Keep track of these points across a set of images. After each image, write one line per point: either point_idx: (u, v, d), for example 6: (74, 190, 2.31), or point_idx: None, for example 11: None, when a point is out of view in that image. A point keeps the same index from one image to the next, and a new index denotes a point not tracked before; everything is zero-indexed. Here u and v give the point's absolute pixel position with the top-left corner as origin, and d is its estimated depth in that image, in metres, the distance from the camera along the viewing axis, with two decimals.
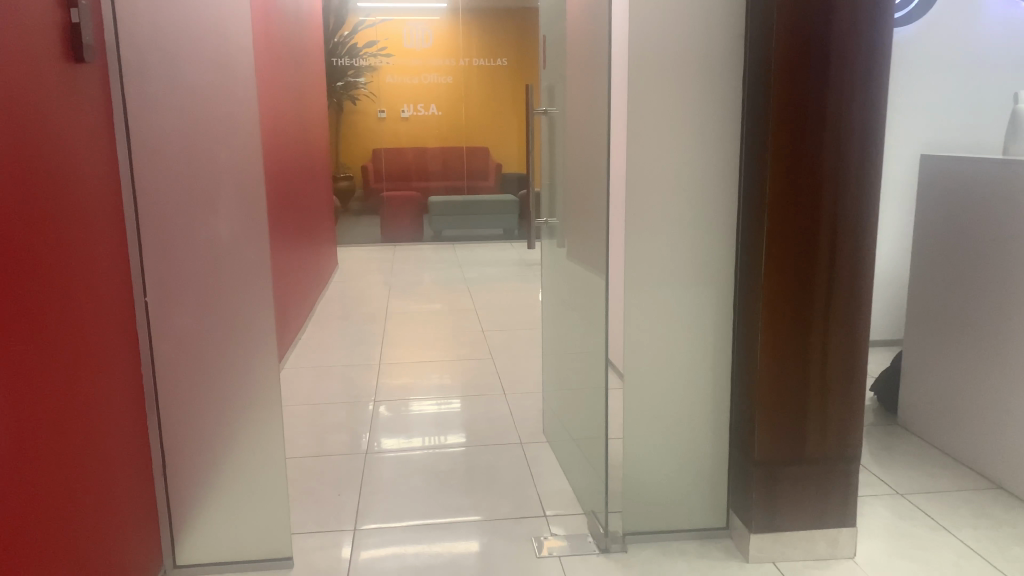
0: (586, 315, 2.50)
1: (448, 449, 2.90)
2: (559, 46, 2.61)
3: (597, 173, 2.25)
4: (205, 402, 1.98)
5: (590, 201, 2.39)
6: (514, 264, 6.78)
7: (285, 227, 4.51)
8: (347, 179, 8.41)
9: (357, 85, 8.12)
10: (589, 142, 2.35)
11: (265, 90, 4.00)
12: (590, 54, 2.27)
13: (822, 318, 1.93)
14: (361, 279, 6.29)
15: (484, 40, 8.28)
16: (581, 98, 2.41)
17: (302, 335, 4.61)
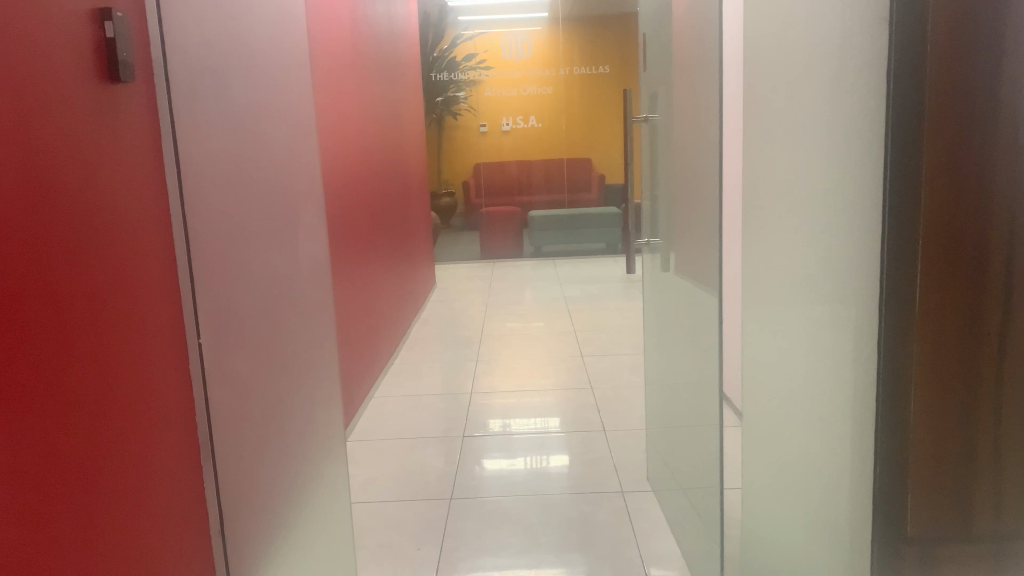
0: (696, 351, 2.17)
1: (552, 473, 2.81)
2: (662, 46, 2.31)
3: (708, 190, 1.93)
4: (274, 433, 1.94)
5: (699, 221, 2.07)
6: (619, 280, 6.44)
7: (378, 250, 4.33)
8: (449, 195, 8.26)
9: (458, 99, 8.00)
10: (697, 153, 2.03)
11: (351, 109, 3.83)
12: (698, 52, 1.96)
13: (992, 367, 1.56)
14: (460, 299, 6.14)
15: (586, 48, 8.01)
16: (687, 103, 2.10)
17: (396, 360, 4.47)
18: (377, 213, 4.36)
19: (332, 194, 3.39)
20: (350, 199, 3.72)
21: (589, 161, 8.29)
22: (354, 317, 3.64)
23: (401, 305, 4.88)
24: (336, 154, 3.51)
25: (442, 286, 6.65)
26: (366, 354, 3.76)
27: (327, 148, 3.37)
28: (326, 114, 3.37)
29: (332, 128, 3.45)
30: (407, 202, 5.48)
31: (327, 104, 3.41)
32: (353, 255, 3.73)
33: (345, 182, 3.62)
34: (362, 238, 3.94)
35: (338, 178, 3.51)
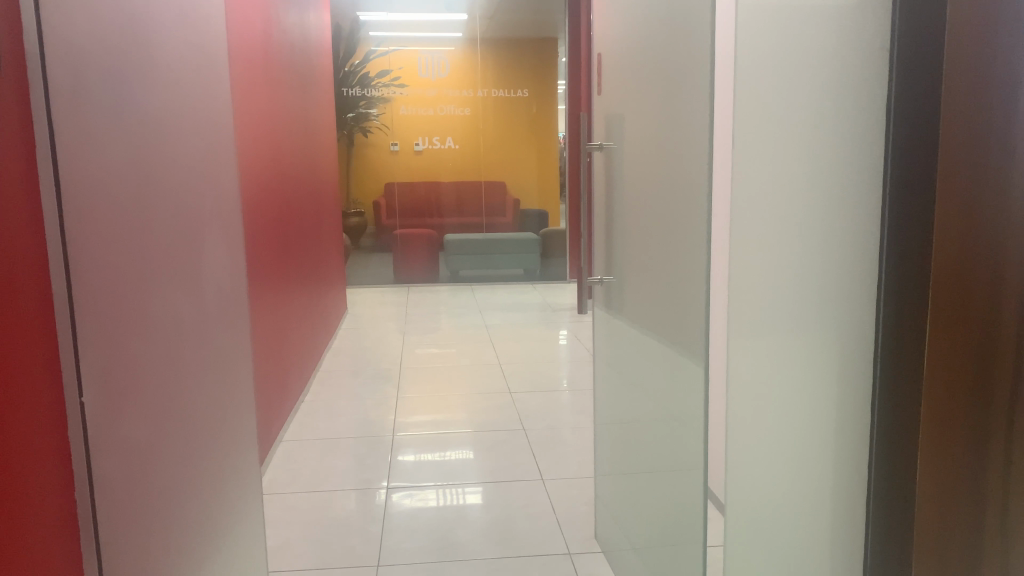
0: (665, 400, 1.98)
1: (466, 504, 2.75)
2: (624, 66, 2.13)
3: (689, 225, 1.75)
4: (170, 510, 1.59)
5: (672, 258, 1.88)
6: (541, 308, 6.27)
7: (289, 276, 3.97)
8: (358, 215, 7.92)
9: (370, 117, 7.71)
10: (673, 185, 1.85)
11: (263, 125, 3.50)
12: (677, 73, 1.78)
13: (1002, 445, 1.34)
14: (375, 327, 5.82)
15: (505, 70, 7.87)
16: (661, 129, 1.91)
17: (308, 396, 4.13)
18: (288, 236, 4.02)
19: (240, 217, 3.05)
20: (260, 222, 3.37)
21: (505, 185, 8.09)
22: (264, 354, 3.27)
23: (313, 334, 4.54)
24: (246, 174, 3.17)
25: (354, 312, 6.32)
26: (276, 394, 3.41)
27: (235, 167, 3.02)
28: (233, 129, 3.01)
29: (241, 145, 3.10)
30: (320, 223, 5.14)
31: (237, 118, 3.07)
32: (264, 285, 3.38)
33: (255, 204, 3.28)
34: (272, 266, 3.58)
35: (249, 200, 3.18)
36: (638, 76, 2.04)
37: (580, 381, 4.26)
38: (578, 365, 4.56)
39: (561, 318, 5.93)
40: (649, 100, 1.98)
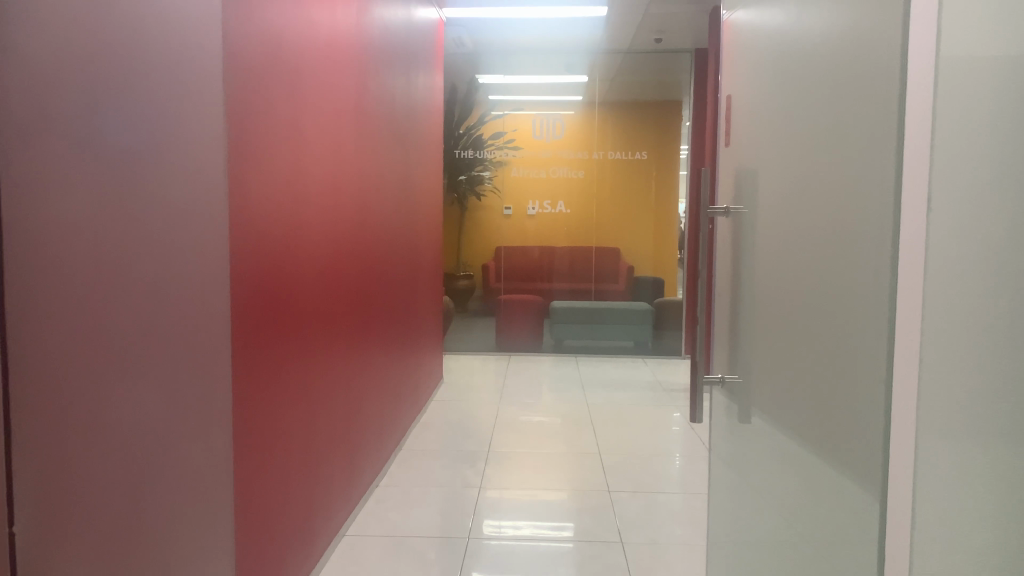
0: (837, 555, 1.46)
1: None
2: (776, 112, 1.71)
3: (879, 324, 1.27)
4: None
5: (847, 364, 1.39)
6: (651, 387, 5.72)
7: (372, 345, 3.67)
8: (466, 277, 7.75)
9: (482, 179, 7.53)
10: (851, 266, 1.37)
11: (348, 181, 3.24)
12: (862, 115, 1.33)
13: None
14: (469, 397, 5.44)
15: (625, 132, 7.53)
16: (830, 187, 1.47)
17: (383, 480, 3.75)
18: (374, 301, 3.73)
19: (316, 285, 2.75)
20: (338, 290, 3.05)
21: (619, 250, 7.67)
22: (331, 437, 2.92)
23: (398, 407, 4.20)
24: (325, 237, 2.88)
25: (452, 378, 5.99)
26: (342, 477, 3.07)
27: (314, 229, 2.74)
28: (314, 186, 2.74)
29: (320, 203, 2.82)
30: (415, 285, 4.86)
31: (319, 174, 2.80)
32: (340, 359, 3.06)
33: (334, 270, 3.00)
34: (352, 337, 3.26)
35: (326, 266, 2.90)
36: (794, 121, 1.62)
37: (691, 482, 3.69)
38: (688, 462, 3.99)
39: (671, 401, 5.37)
40: (812, 153, 1.53)
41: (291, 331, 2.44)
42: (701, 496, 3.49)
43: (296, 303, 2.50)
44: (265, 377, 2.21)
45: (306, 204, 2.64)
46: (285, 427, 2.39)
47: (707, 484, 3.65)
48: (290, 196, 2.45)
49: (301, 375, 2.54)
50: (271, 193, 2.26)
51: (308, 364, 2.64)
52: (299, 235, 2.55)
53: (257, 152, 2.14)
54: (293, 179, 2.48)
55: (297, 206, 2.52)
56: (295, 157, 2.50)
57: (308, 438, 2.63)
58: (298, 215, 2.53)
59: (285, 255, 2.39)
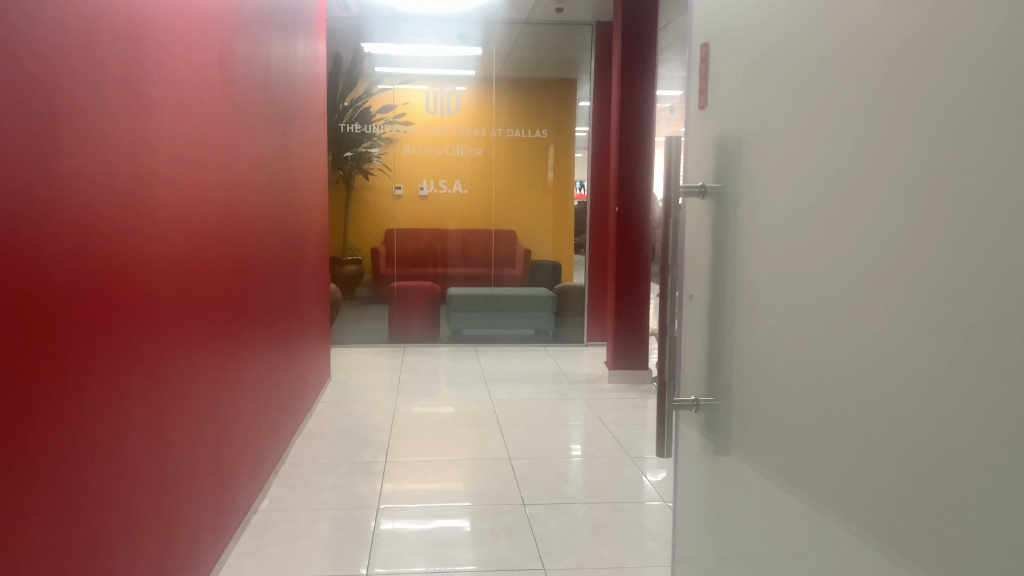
0: None
1: None
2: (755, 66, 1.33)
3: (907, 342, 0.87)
4: None
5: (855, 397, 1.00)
6: (556, 380, 5.40)
7: (242, 352, 3.15)
8: (354, 263, 7.15)
9: (370, 155, 6.98)
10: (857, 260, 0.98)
11: (208, 157, 2.70)
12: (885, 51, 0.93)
13: None
14: (361, 396, 4.95)
15: (523, 108, 7.15)
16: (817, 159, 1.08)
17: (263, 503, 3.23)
18: (243, 300, 3.20)
19: (157, 286, 2.23)
20: (191, 291, 2.53)
21: (515, 233, 7.30)
22: (181, 470, 2.42)
23: (277, 419, 3.68)
24: (173, 225, 2.35)
25: (341, 377, 5.44)
26: (197, 505, 2.54)
27: (156, 215, 2.21)
28: (157, 160, 2.19)
29: (167, 184, 2.29)
30: (296, 279, 4.30)
31: (166, 146, 2.27)
32: (192, 374, 2.54)
33: (186, 267, 2.48)
34: (210, 346, 2.74)
35: (175, 261, 2.37)
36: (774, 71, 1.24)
37: (608, 489, 3.36)
38: (603, 466, 3.67)
39: (578, 395, 5.05)
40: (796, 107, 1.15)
41: (115, 347, 1.93)
42: (622, 508, 3.16)
43: (126, 310, 1.99)
44: (75, 413, 1.70)
45: (145, 183, 2.11)
46: (105, 472, 1.88)
47: (626, 491, 3.34)
48: (118, 175, 1.92)
49: (130, 402, 2.03)
50: (85, 170, 1.73)
51: (143, 386, 2.13)
52: (132, 224, 2.02)
53: (59, 114, 1.61)
54: (124, 154, 1.95)
55: (129, 186, 1.99)
56: (127, 125, 1.97)
57: (143, 478, 2.12)
58: (131, 200, 2.01)
59: (109, 251, 1.87)
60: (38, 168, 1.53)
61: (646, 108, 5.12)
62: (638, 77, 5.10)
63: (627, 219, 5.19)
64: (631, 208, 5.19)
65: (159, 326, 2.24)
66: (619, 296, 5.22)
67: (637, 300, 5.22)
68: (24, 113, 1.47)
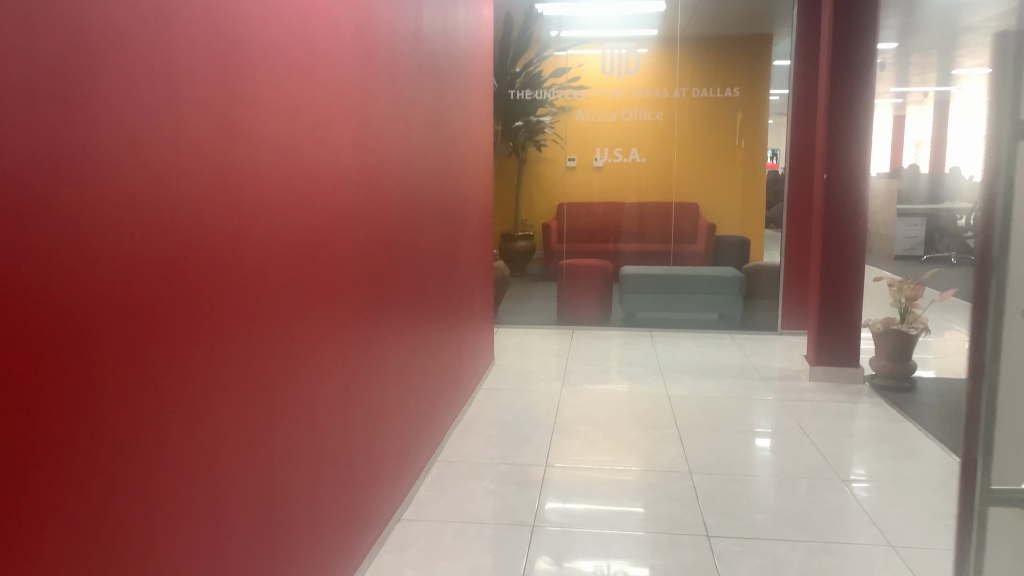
0: None
1: None
2: None
3: None
4: None
5: None
6: (747, 375, 4.70)
7: (387, 338, 2.76)
8: (526, 239, 6.76)
9: (542, 125, 6.55)
10: None
11: (341, 115, 2.30)
12: None
13: None
14: (523, 384, 4.53)
15: (711, 64, 6.39)
16: None
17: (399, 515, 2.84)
18: (389, 281, 2.80)
19: (273, 265, 1.83)
20: (320, 271, 2.13)
21: (698, 206, 6.59)
22: (302, 484, 2.03)
23: (426, 412, 3.29)
24: (294, 194, 1.95)
25: (504, 361, 5.05)
26: (325, 480, 2.19)
27: (271, 180, 1.81)
28: (269, 117, 1.80)
29: (283, 144, 1.88)
30: (453, 257, 3.92)
31: (281, 100, 1.87)
32: (320, 370, 2.15)
33: (312, 244, 2.08)
34: (345, 335, 2.34)
35: (296, 235, 1.97)
36: None
37: (809, 523, 2.71)
38: (804, 490, 3.00)
39: (771, 394, 4.35)
40: None
41: (218, 312, 1.56)
42: (836, 550, 2.50)
43: (225, 297, 1.59)
44: (149, 422, 1.32)
45: (254, 142, 1.72)
46: (197, 502, 1.49)
47: (839, 527, 2.67)
48: (214, 130, 1.53)
49: (231, 410, 1.64)
50: (162, 121, 1.33)
51: (252, 387, 1.73)
52: (234, 191, 1.62)
53: (122, 46, 1.21)
54: (223, 104, 1.57)
55: (230, 145, 1.60)
56: (227, 72, 1.57)
57: (249, 499, 1.74)
58: (234, 163, 1.62)
59: (200, 224, 1.47)
60: (88, 119, 1.13)
61: (864, 60, 4.28)
62: (856, 21, 4.26)
63: (836, 191, 4.38)
64: (841, 178, 4.37)
65: (279, 273, 1.87)
66: (823, 280, 4.44)
67: (846, 285, 4.42)
68: (61, 42, 1.07)
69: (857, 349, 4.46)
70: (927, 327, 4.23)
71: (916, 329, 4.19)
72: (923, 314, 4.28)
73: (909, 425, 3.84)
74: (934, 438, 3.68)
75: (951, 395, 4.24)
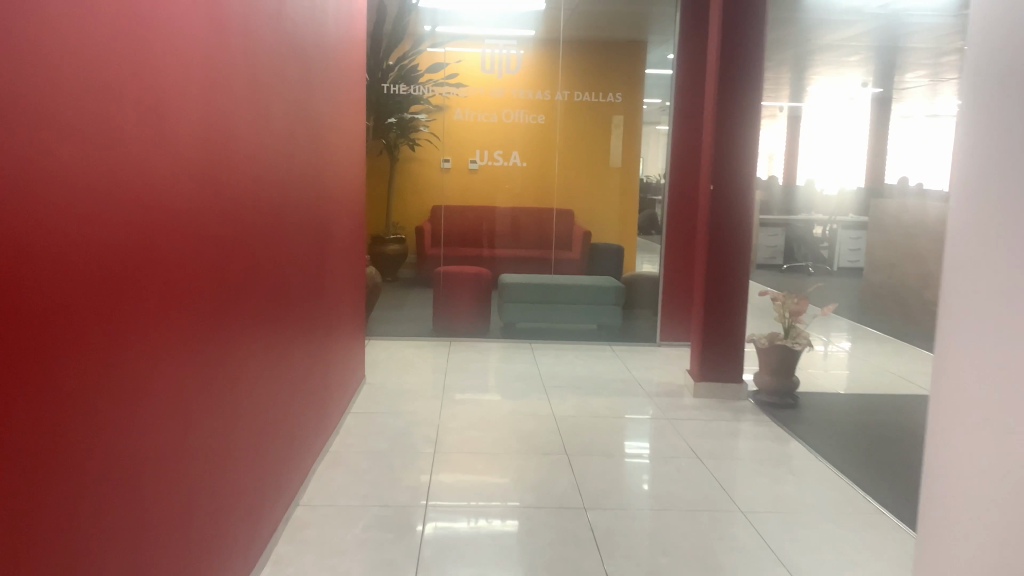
0: None
1: None
2: None
3: None
4: None
5: None
6: (631, 392, 4.53)
7: (240, 357, 2.41)
8: (397, 242, 6.37)
9: (416, 123, 6.15)
10: None
11: (188, 99, 1.94)
12: None
13: None
14: (399, 404, 4.15)
15: (594, 68, 6.22)
16: None
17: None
18: (245, 292, 2.45)
19: (94, 277, 1.48)
20: (156, 282, 1.79)
21: (573, 213, 6.39)
22: (132, 538, 1.68)
23: (289, 443, 2.91)
24: (123, 192, 1.59)
25: (377, 377, 4.66)
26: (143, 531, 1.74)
27: (90, 173, 1.45)
28: (88, 95, 1.43)
29: (109, 129, 1.52)
30: (322, 265, 3.49)
31: (105, 75, 1.50)
32: (155, 399, 1.80)
33: (148, 249, 1.73)
34: (187, 355, 1.99)
35: (127, 241, 1.62)
36: None
37: (712, 564, 2.51)
38: (700, 523, 2.82)
39: (657, 412, 4.19)
40: None
41: None
42: None
43: (23, 319, 1.24)
44: None
45: (65, 125, 1.36)
46: None
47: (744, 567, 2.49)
48: None
49: (34, 462, 1.28)
50: None
51: (64, 430, 1.38)
52: (35, 185, 1.26)
53: None
54: (17, 73, 1.21)
55: (27, 125, 1.24)
56: None
57: (63, 571, 1.38)
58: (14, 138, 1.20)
59: None
60: None
61: (751, 70, 4.20)
62: (744, 28, 4.15)
63: (722, 201, 4.28)
64: (727, 188, 4.27)
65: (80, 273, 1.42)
66: (708, 292, 4.32)
67: (730, 298, 4.33)
68: None
69: (740, 363, 4.38)
70: (809, 342, 4.20)
71: (800, 344, 4.15)
72: (805, 329, 4.25)
73: (794, 444, 3.77)
74: (820, 456, 3.64)
75: (830, 412, 4.26)
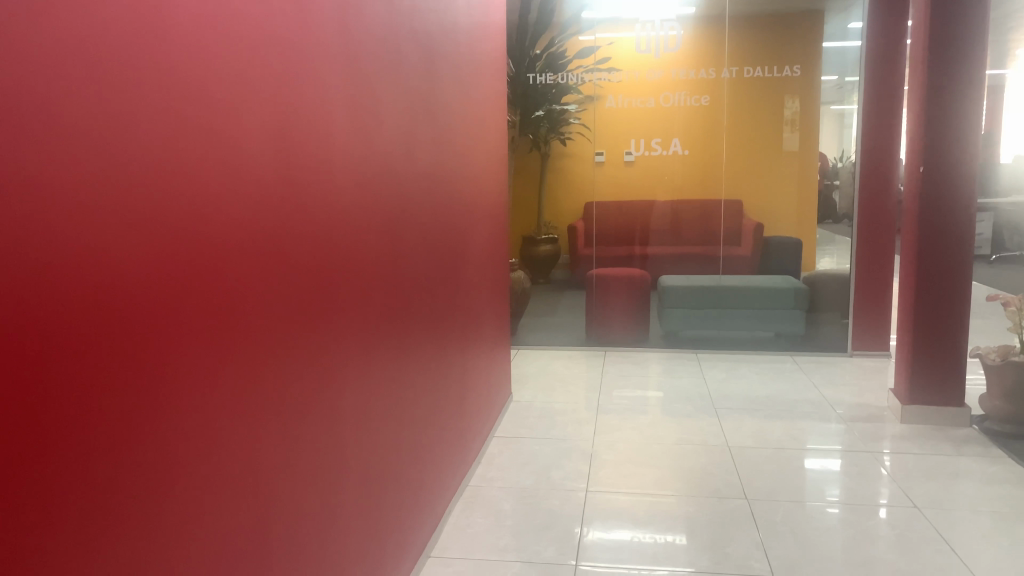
0: None
1: None
2: None
3: None
4: None
5: None
6: (820, 416, 3.82)
7: (350, 401, 1.97)
8: (550, 242, 5.93)
9: (566, 115, 5.71)
10: None
11: (275, 88, 1.51)
12: None
13: None
14: (549, 426, 3.72)
15: (767, 40, 5.42)
16: None
17: None
18: (356, 321, 2.00)
19: (120, 325, 1.04)
20: (231, 317, 1.35)
21: (742, 205, 5.64)
22: None
23: (414, 491, 2.47)
24: (174, 207, 1.15)
25: (527, 393, 4.27)
26: None
27: (110, 183, 1.01)
28: (108, 73, 1.00)
29: (148, 123, 1.09)
30: (455, 275, 3.09)
31: (148, 55, 1.08)
32: (229, 473, 1.35)
33: (219, 275, 1.30)
34: (276, 407, 1.55)
35: (181, 272, 1.18)
36: None
37: None
38: None
39: (857, 442, 3.46)
40: None
41: None
42: None
43: None
44: None
45: (62, 114, 0.92)
46: None
47: None
48: None
49: None
50: None
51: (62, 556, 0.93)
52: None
53: None
54: None
55: None
56: None
57: None
58: None
59: None
60: None
61: (973, 26, 3.38)
62: None
63: (935, 188, 3.49)
64: (941, 171, 3.48)
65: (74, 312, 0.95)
66: (919, 298, 3.55)
67: (950, 306, 3.53)
68: None
69: (963, 382, 3.59)
70: None
71: None
72: None
73: None
74: None
75: None
